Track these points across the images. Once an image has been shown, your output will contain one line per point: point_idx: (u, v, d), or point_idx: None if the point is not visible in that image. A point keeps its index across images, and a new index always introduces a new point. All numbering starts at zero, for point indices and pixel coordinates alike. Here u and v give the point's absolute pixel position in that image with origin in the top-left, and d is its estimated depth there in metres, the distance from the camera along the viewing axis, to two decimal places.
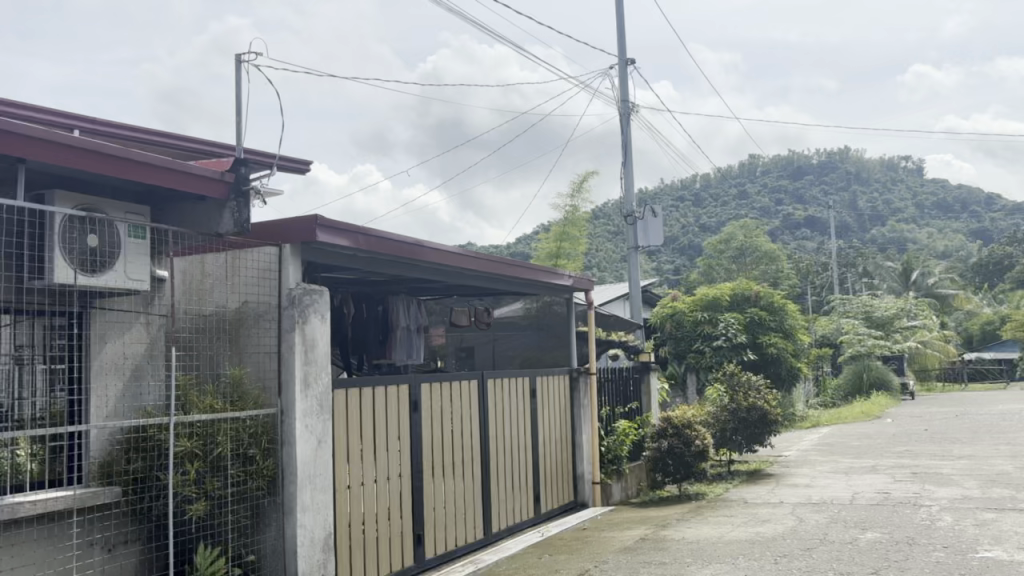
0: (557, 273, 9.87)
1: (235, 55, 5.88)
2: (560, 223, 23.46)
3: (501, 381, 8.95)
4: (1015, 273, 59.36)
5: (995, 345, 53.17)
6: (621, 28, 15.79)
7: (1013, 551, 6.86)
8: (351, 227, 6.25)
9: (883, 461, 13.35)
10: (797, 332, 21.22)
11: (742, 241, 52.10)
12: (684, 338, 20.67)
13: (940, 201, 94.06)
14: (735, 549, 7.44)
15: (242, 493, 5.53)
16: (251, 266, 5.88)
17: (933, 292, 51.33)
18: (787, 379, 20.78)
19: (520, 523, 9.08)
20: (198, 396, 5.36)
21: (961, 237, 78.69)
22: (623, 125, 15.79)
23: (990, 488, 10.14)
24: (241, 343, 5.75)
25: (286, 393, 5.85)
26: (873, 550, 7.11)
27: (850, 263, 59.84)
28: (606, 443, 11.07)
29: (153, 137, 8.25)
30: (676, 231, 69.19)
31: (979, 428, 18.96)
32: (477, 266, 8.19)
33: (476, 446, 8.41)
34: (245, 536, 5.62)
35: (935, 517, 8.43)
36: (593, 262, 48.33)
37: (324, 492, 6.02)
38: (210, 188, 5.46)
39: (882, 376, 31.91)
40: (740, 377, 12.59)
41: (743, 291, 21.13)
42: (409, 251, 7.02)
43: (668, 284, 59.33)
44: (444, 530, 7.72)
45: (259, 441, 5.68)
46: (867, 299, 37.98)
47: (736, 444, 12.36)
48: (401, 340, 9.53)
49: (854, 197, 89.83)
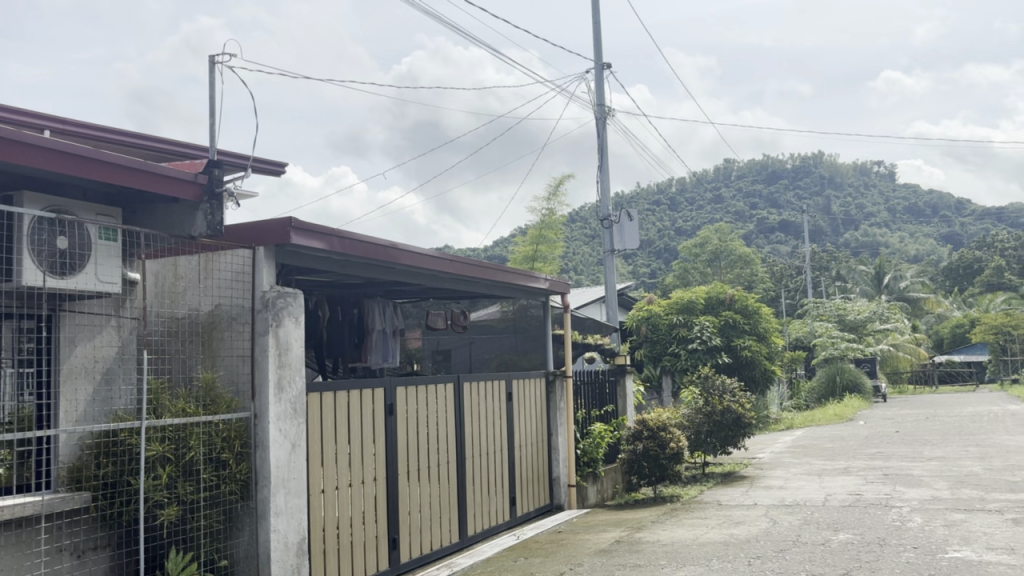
0: (534, 275, 9.93)
1: (209, 57, 5.85)
2: (536, 226, 23.47)
3: (477, 384, 8.95)
4: (983, 277, 60.33)
5: (965, 348, 53.77)
6: (598, 32, 15.83)
7: (982, 551, 6.96)
8: (324, 230, 6.21)
9: (856, 463, 13.50)
10: (771, 334, 21.38)
11: (716, 246, 52.60)
12: (660, 342, 20.78)
13: (912, 206, 95.29)
14: (710, 551, 7.47)
15: (215, 499, 5.48)
16: (224, 269, 5.80)
17: (905, 296, 52.04)
18: (761, 382, 20.95)
19: (496, 527, 9.07)
20: (170, 399, 5.32)
21: (931, 243, 79.77)
22: (599, 128, 15.86)
23: (960, 489, 10.32)
24: (214, 347, 5.71)
25: (260, 397, 5.81)
26: (846, 551, 7.20)
27: (824, 267, 60.46)
28: (581, 446, 11.07)
29: (125, 137, 8.20)
30: (652, 235, 69.37)
31: (947, 429, 19.20)
32: (453, 269, 8.17)
33: (452, 451, 8.38)
34: (219, 541, 5.57)
35: (906, 518, 8.53)
36: (570, 264, 48.61)
37: (299, 496, 5.99)
38: (183, 189, 5.40)
39: (855, 378, 32.19)
40: (715, 380, 12.67)
41: (717, 295, 21.46)
42: (383, 253, 6.99)
43: (643, 288, 59.65)
44: (420, 533, 7.70)
45: (232, 445, 5.62)
46: (840, 303, 38.31)
47: (710, 447, 12.42)
48: (378, 344, 9.53)
49: (828, 201, 90.77)
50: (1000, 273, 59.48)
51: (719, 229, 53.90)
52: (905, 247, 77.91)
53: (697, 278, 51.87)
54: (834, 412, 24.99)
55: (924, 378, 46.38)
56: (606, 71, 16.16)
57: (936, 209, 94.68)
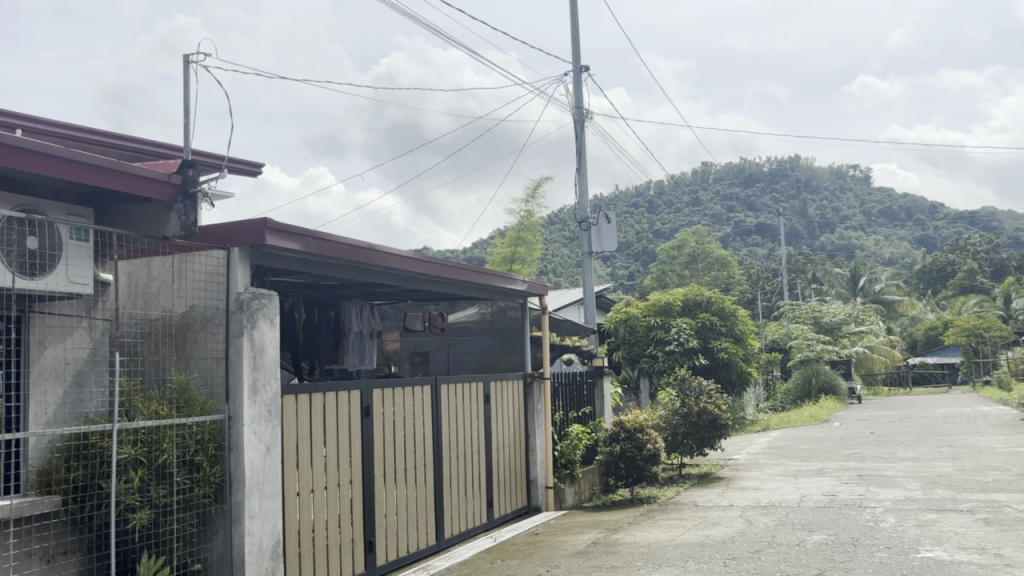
0: (512, 277, 9.93)
1: (183, 56, 5.80)
2: (514, 228, 23.47)
3: (454, 386, 8.93)
4: (956, 280, 61.04)
5: (938, 350, 54.33)
6: (576, 34, 15.85)
7: (954, 551, 7.04)
8: (300, 231, 6.18)
9: (831, 464, 13.60)
10: (747, 336, 21.51)
11: (694, 248, 52.84)
12: (637, 344, 20.85)
13: (886, 209, 96.26)
14: (686, 552, 7.52)
15: (189, 502, 5.43)
16: (200, 270, 5.75)
17: (880, 298, 52.57)
18: (737, 383, 21.09)
19: (473, 529, 9.06)
20: (143, 402, 5.26)
21: (905, 246, 80.65)
22: (577, 131, 15.89)
23: (932, 489, 10.43)
24: (188, 348, 5.65)
25: (234, 399, 5.76)
26: (820, 551, 7.25)
27: (801, 270, 60.93)
28: (559, 448, 11.09)
29: (98, 136, 8.09)
30: (631, 237, 69.61)
31: (919, 430, 19.39)
32: (430, 270, 8.13)
33: (429, 453, 8.36)
34: (192, 545, 5.51)
35: (880, 519, 8.62)
36: (549, 266, 48.73)
37: (273, 498, 5.94)
38: (157, 189, 5.36)
39: (830, 380, 32.44)
40: (692, 382, 12.73)
41: (694, 297, 21.56)
42: (360, 253, 6.96)
43: (621, 290, 59.83)
44: (396, 536, 7.67)
45: (206, 447, 5.57)
46: (815, 305, 38.61)
47: (687, 449, 12.49)
48: (354, 345, 9.49)
49: (804, 205, 91.54)
50: (973, 276, 60.21)
51: (696, 232, 54.24)
52: (880, 250, 78.70)
53: (674, 280, 52.09)
54: (810, 414, 25.20)
55: (898, 380, 46.90)
56: (584, 74, 16.19)
57: (910, 213, 95.71)
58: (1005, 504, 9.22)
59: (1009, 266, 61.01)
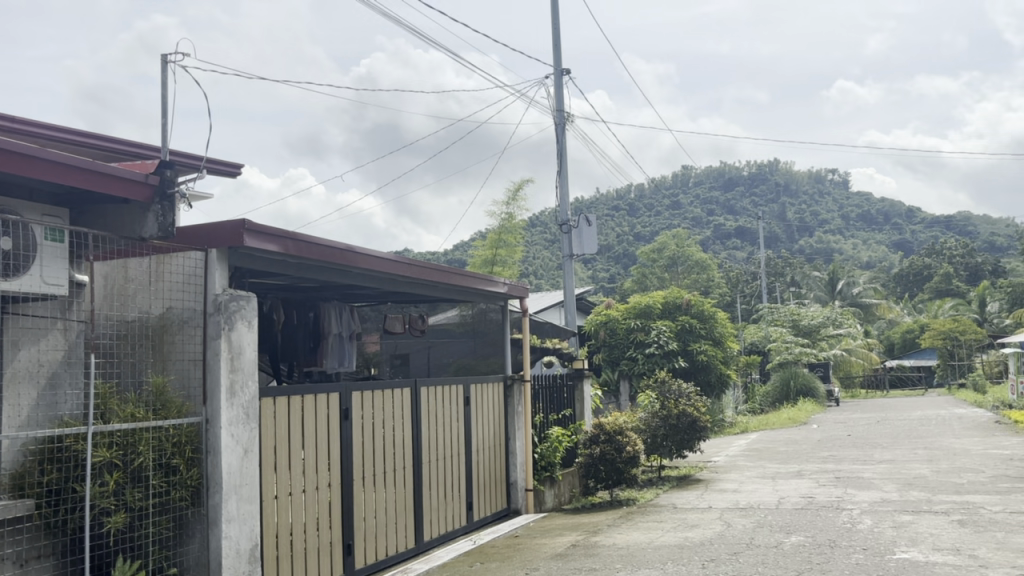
0: (492, 279, 9.91)
1: (161, 55, 5.75)
2: (495, 230, 23.46)
3: (434, 389, 8.91)
4: (932, 284, 61.72)
5: (915, 353, 54.84)
6: (557, 37, 15.88)
7: (929, 552, 7.11)
8: (279, 232, 6.14)
9: (808, 466, 13.68)
10: (727, 339, 21.64)
11: (674, 251, 53.07)
12: (617, 346, 20.90)
13: (865, 213, 97.12)
14: (665, 554, 7.54)
15: (165, 505, 5.39)
16: (177, 271, 5.70)
17: (857, 301, 53.08)
18: (716, 386, 21.20)
19: (452, 531, 9.04)
20: (119, 404, 5.22)
21: (883, 250, 81.40)
22: (558, 133, 15.92)
23: (908, 491, 10.53)
24: (165, 350, 5.60)
25: (211, 402, 5.72)
26: (797, 553, 7.29)
27: (779, 273, 61.35)
28: (539, 450, 11.09)
29: (75, 137, 8.03)
30: (611, 240, 69.82)
31: (896, 432, 19.57)
32: (409, 272, 8.10)
33: (409, 456, 8.33)
34: (168, 549, 5.45)
35: (856, 520, 8.69)
36: (530, 269, 48.83)
37: (251, 501, 5.90)
38: (134, 190, 5.34)
39: (808, 383, 32.65)
40: (672, 384, 12.77)
41: (674, 300, 21.64)
42: (339, 256, 6.93)
43: (601, 292, 60.01)
44: (375, 539, 7.64)
45: (183, 450, 5.53)
46: (793, 308, 38.89)
47: (666, 451, 12.53)
48: (333, 348, 9.46)
49: (783, 209, 92.21)
50: (948, 280, 60.88)
51: (676, 235, 54.53)
52: (858, 254, 79.44)
53: (655, 283, 52.33)
54: (788, 416, 25.35)
55: (875, 383, 47.25)
56: (565, 77, 16.21)
57: (888, 217, 96.61)
58: (979, 505, 9.32)
59: (984, 270, 61.73)
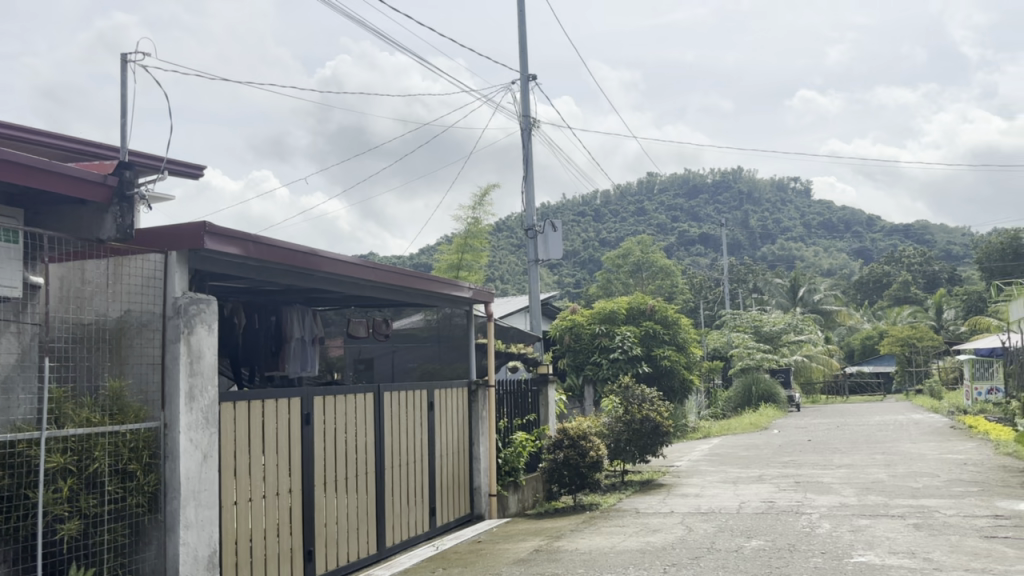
0: (457, 284, 9.87)
1: (121, 55, 5.67)
2: (461, 235, 23.44)
3: (398, 394, 8.88)
4: (891, 291, 62.74)
5: (874, 359, 55.65)
6: (524, 44, 15.91)
7: (885, 556, 7.22)
8: (241, 235, 6.08)
9: (769, 471, 13.84)
10: (689, 345, 21.83)
11: (639, 257, 53.48)
12: (582, 351, 20.94)
13: (827, 221, 98.51)
14: (628, 559, 7.58)
15: (120, 512, 5.30)
16: (135, 274, 5.58)
17: (818, 308, 53.86)
18: (680, 391, 21.38)
19: (415, 537, 8.99)
20: (74, 408, 5.11)
21: (844, 258, 82.66)
22: (524, 139, 15.96)
23: (866, 495, 10.70)
24: (124, 353, 5.49)
25: (170, 407, 5.64)
26: (758, 557, 7.37)
27: (742, 280, 62.03)
28: (503, 455, 11.08)
29: (31, 136, 7.91)
30: (577, 245, 70.12)
31: (856, 438, 19.87)
32: (374, 276, 8.06)
33: (372, 462, 8.28)
34: (124, 556, 5.34)
35: (815, 524, 8.80)
36: (496, 274, 48.93)
37: (210, 508, 5.83)
38: (92, 191, 5.27)
39: (770, 389, 32.99)
40: (635, 390, 12.85)
41: (639, 305, 21.76)
42: (301, 259, 6.87)
43: (567, 297, 60.22)
44: (336, 546, 7.57)
45: (140, 456, 5.45)
46: (756, 314, 39.36)
47: (629, 455, 12.58)
48: (296, 352, 9.39)
49: (746, 216, 93.31)
50: (907, 288, 62.00)
51: (641, 241, 54.91)
52: (819, 262, 80.64)
53: (619, 289, 52.64)
54: (751, 421, 25.64)
55: (835, 389, 47.87)
56: (531, 82, 16.25)
57: (848, 225, 98.12)
58: (934, 509, 9.49)
59: (941, 279, 63.06)
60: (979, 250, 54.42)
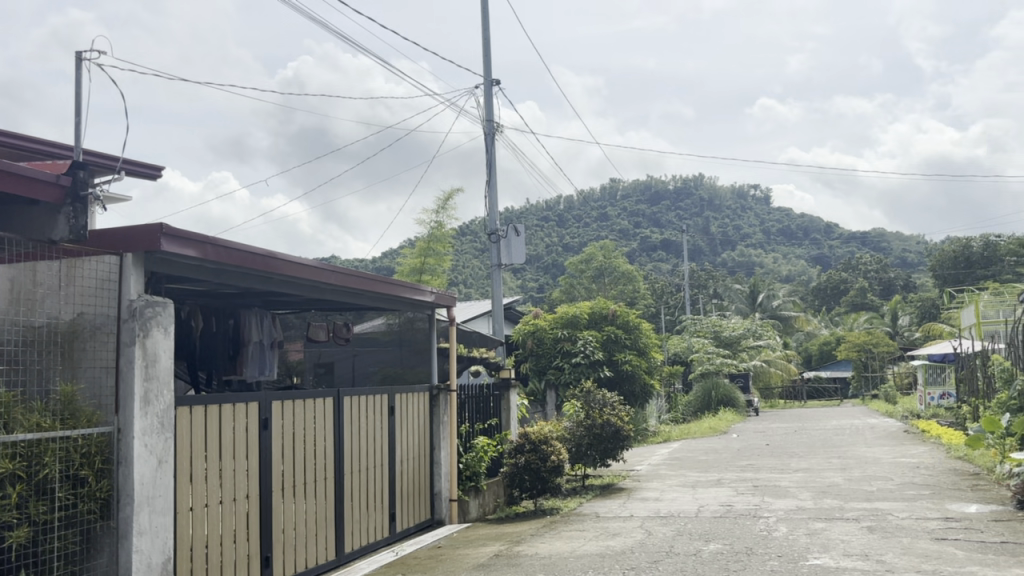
0: (420, 288, 9.86)
1: (76, 52, 5.58)
2: (424, 239, 23.35)
3: (359, 399, 8.82)
4: (848, 297, 63.80)
5: (831, 364, 56.47)
6: (488, 48, 15.93)
7: (839, 558, 7.33)
8: (198, 237, 5.99)
9: (728, 475, 13.97)
10: (650, 350, 21.98)
11: (601, 262, 53.75)
12: (544, 355, 20.98)
13: (786, 228, 99.88)
14: (587, 563, 7.60)
15: (71, 519, 5.19)
16: (90, 276, 5.47)
17: (777, 314, 54.62)
18: (641, 396, 21.53)
19: (375, 543, 8.93)
20: (24, 413, 4.96)
21: (802, 264, 83.87)
22: (488, 143, 15.97)
23: (822, 499, 10.84)
24: (76, 357, 5.36)
25: (123, 411, 5.54)
26: (715, 561, 7.44)
27: (702, 286, 62.67)
28: (464, 460, 11.06)
29: None
30: (540, 250, 70.28)
31: (812, 442, 20.17)
32: (335, 280, 8.00)
33: (331, 466, 8.21)
34: (74, 564, 5.21)
35: (773, 527, 8.92)
36: (459, 277, 48.89)
37: (164, 514, 5.75)
38: (46, 192, 5.20)
39: (729, 393, 33.37)
40: (596, 394, 12.90)
41: (601, 310, 21.87)
42: (261, 263, 6.79)
43: (530, 301, 60.33)
44: (293, 552, 7.48)
45: (92, 461, 5.35)
46: (716, 319, 39.78)
47: (590, 460, 12.63)
48: (254, 356, 9.19)
49: (707, 222, 94.29)
50: (863, 294, 63.11)
51: (603, 246, 55.20)
52: (778, 268, 81.77)
53: (581, 294, 52.91)
54: (710, 425, 25.87)
55: (793, 393, 48.53)
56: (495, 87, 16.28)
57: (807, 232, 99.62)
58: (887, 512, 9.67)
59: (896, 286, 64.43)
60: (933, 258, 55.56)
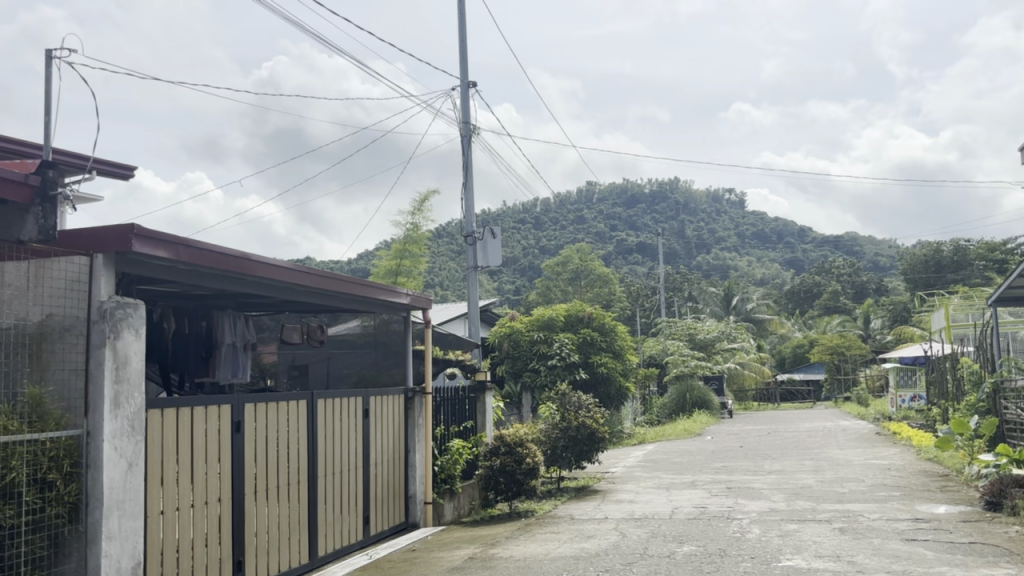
0: (395, 290, 9.83)
1: (46, 51, 5.51)
2: (400, 240, 23.28)
3: (333, 402, 8.77)
4: (821, 300, 64.40)
5: (804, 367, 56.99)
6: (464, 50, 15.91)
7: (811, 559, 7.39)
8: (171, 238, 5.93)
9: (702, 477, 14.06)
10: (626, 352, 22.05)
11: (577, 265, 53.84)
12: (520, 357, 20.99)
13: (760, 231, 100.68)
14: (561, 565, 7.61)
15: (39, 523, 5.10)
16: (58, 276, 5.38)
17: (751, 317, 55.02)
18: (616, 398, 21.60)
19: (348, 547, 8.88)
20: None
21: (776, 268, 84.57)
22: (464, 145, 15.96)
23: (795, 500, 10.94)
24: (45, 359, 5.26)
25: (93, 413, 5.47)
26: (688, 562, 7.47)
27: (678, 288, 62.99)
28: (440, 463, 11.03)
29: None
30: (517, 253, 70.34)
31: (785, 444, 20.34)
32: (309, 281, 7.94)
33: (305, 469, 8.16)
34: (42, 569, 5.12)
35: (746, 529, 8.98)
36: (436, 280, 48.80)
37: (134, 518, 5.67)
38: (14, 191, 5.14)
39: (703, 395, 33.56)
40: (572, 396, 12.92)
41: (577, 312, 21.90)
42: (234, 264, 6.73)
43: (506, 304, 60.34)
44: (265, 556, 7.41)
45: (60, 464, 5.27)
46: (691, 322, 40.00)
47: (565, 462, 12.65)
48: (227, 358, 9.16)
49: (682, 225, 94.80)
50: (836, 297, 63.70)
51: (580, 248, 55.33)
52: (752, 272, 82.39)
53: (558, 296, 53.01)
54: (685, 428, 25.99)
55: (767, 396, 48.86)
56: (472, 89, 16.28)
57: (781, 236, 100.42)
58: (858, 513, 9.77)
59: (868, 289, 65.14)
60: (905, 262, 56.24)
